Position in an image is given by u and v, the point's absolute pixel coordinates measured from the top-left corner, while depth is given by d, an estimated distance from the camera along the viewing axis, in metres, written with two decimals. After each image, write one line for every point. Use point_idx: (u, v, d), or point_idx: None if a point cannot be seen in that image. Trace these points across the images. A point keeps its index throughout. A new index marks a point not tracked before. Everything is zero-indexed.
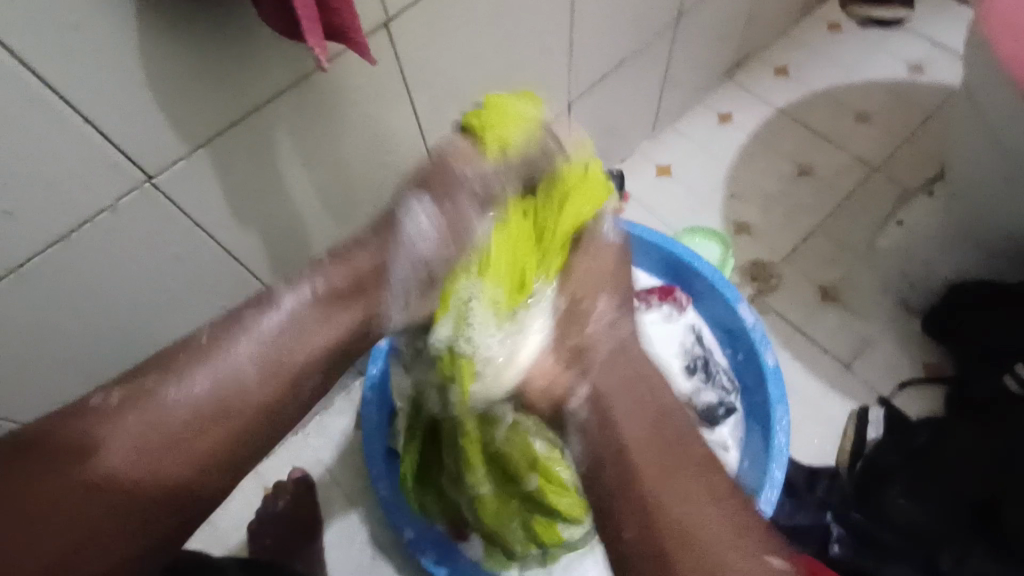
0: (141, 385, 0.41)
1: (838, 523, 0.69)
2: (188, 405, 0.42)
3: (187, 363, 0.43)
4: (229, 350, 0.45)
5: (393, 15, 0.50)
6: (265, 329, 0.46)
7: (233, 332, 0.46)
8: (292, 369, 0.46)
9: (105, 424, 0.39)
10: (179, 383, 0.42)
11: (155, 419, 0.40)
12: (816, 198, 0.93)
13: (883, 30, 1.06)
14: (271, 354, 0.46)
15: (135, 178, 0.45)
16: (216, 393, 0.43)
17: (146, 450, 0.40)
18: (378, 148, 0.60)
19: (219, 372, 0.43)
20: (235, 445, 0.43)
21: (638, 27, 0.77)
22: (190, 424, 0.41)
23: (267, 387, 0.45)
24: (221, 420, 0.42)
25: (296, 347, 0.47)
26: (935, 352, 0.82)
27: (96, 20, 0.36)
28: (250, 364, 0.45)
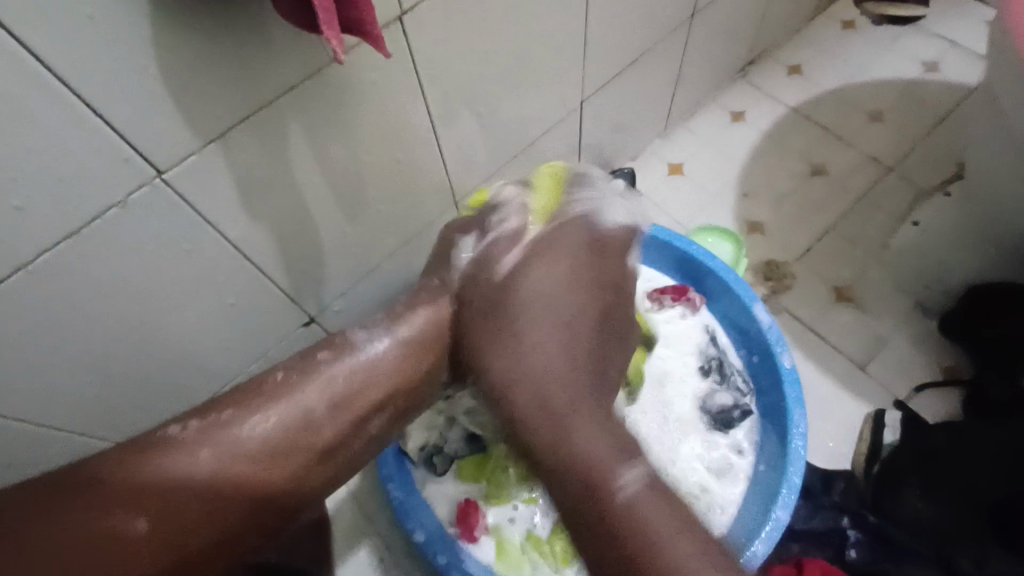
0: (215, 420, 0.45)
1: (855, 527, 0.68)
2: (264, 438, 0.45)
3: (264, 399, 0.47)
4: (303, 390, 0.48)
5: (408, 8, 0.49)
6: (337, 370, 0.50)
7: (307, 372, 0.49)
8: (355, 408, 0.49)
9: (189, 452, 0.43)
10: (256, 417, 0.46)
11: (226, 451, 0.44)
12: (830, 198, 0.92)
13: (897, 29, 1.05)
14: (343, 392, 0.49)
15: (146, 173, 0.44)
16: (286, 429, 0.46)
17: (226, 478, 0.43)
18: (390, 144, 0.59)
19: (291, 410, 0.47)
20: (296, 478, 0.47)
21: (651, 24, 0.75)
22: (262, 461, 0.45)
23: (334, 425, 0.48)
24: (291, 453, 0.46)
25: (361, 386, 0.50)
26: (952, 354, 0.81)
27: (108, 11, 0.35)
28: (320, 402, 0.48)
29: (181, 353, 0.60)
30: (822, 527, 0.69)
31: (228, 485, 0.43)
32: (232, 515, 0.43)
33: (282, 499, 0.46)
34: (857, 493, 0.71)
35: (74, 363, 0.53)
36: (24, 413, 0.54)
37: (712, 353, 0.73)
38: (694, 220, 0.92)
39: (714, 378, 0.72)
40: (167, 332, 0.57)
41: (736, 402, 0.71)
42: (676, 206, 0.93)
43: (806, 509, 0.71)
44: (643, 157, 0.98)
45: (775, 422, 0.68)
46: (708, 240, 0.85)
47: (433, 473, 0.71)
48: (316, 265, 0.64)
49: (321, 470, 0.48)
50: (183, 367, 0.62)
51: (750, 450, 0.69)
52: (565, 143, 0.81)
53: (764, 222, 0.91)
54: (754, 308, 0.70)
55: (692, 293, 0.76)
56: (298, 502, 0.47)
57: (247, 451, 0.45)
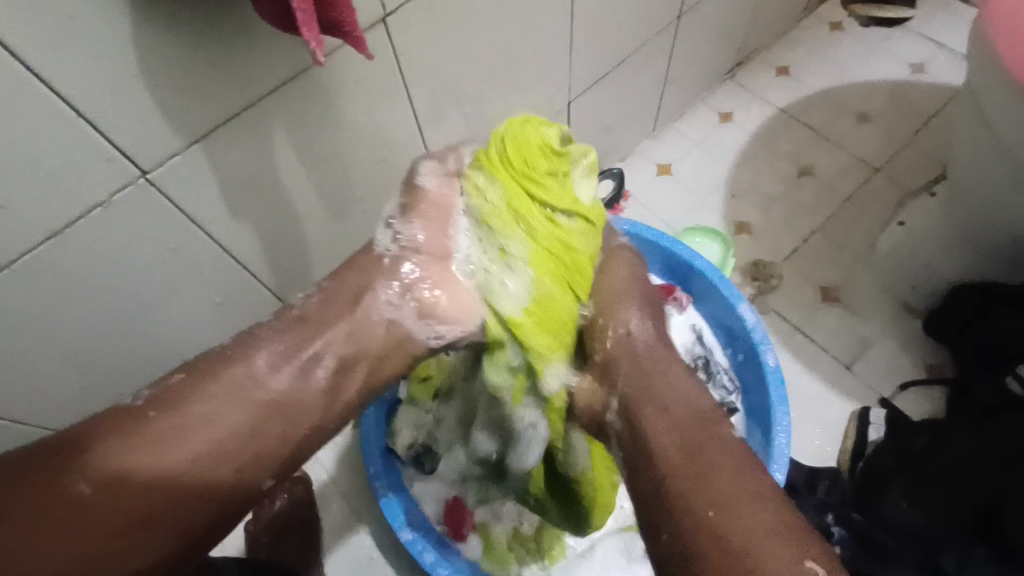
0: (163, 384, 0.45)
1: (839, 524, 0.69)
2: (213, 402, 0.45)
3: (210, 367, 0.46)
4: (248, 349, 0.48)
5: (391, 10, 0.50)
6: (281, 336, 0.49)
7: (255, 341, 0.48)
8: (304, 363, 0.49)
9: (136, 421, 0.42)
10: (203, 384, 0.45)
11: (172, 411, 0.43)
12: (817, 198, 0.93)
13: (885, 30, 1.05)
14: (290, 348, 0.49)
15: (130, 173, 0.45)
16: (237, 394, 0.46)
17: (179, 440, 0.43)
18: (376, 144, 0.60)
19: (241, 375, 0.46)
20: (250, 436, 0.45)
21: (638, 25, 0.76)
22: (211, 423, 0.44)
23: (281, 379, 0.48)
24: (242, 414, 0.45)
25: (309, 342, 0.49)
26: (936, 353, 0.82)
27: (90, 13, 0.36)
28: (265, 359, 0.48)
29: (168, 351, 0.61)
30: (807, 525, 0.69)
31: (175, 445, 0.42)
32: (184, 475, 0.42)
33: (238, 459, 0.44)
34: (842, 491, 0.72)
35: (61, 361, 0.53)
36: (9, 410, 0.55)
37: (698, 352, 0.75)
38: (682, 220, 0.92)
39: (700, 376, 0.73)
40: (153, 330, 0.58)
41: (721, 400, 0.71)
42: (664, 206, 0.94)
43: (792, 507, 0.71)
44: (632, 158, 0.98)
45: (760, 419, 0.68)
46: (696, 240, 0.86)
47: (421, 472, 0.72)
48: (303, 265, 0.65)
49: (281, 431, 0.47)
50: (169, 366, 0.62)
51: None
52: None
53: (751, 222, 0.92)
54: (739, 307, 0.71)
55: (680, 293, 0.77)
56: (264, 456, 0.46)
57: (196, 407, 0.44)
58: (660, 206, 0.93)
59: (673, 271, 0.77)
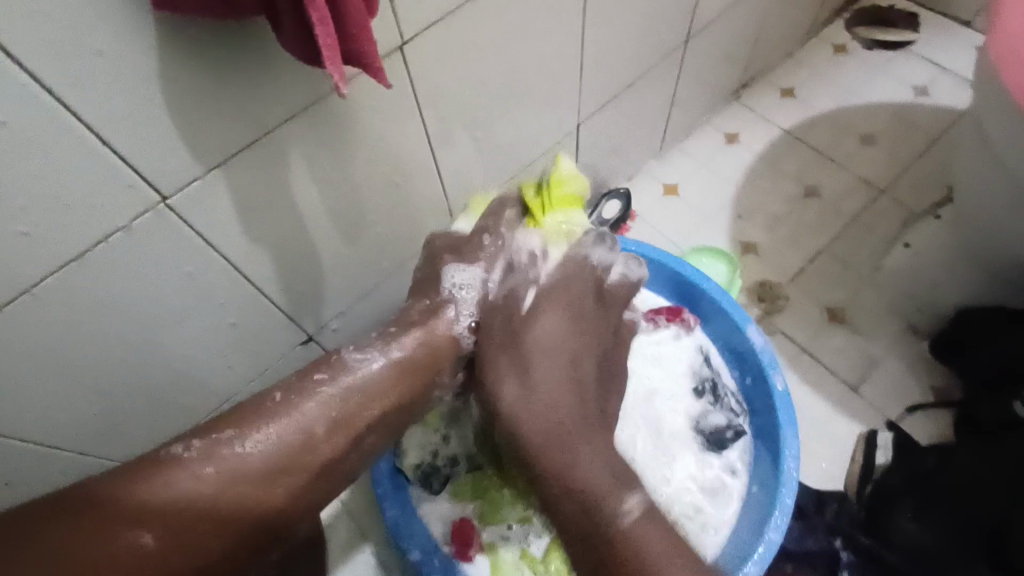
0: (219, 439, 0.46)
1: (847, 548, 0.68)
2: (262, 455, 0.46)
3: (261, 419, 0.47)
4: (302, 410, 0.48)
5: (409, 39, 0.51)
6: (337, 389, 0.50)
7: (306, 392, 0.49)
8: (353, 430, 0.50)
9: (188, 475, 0.44)
10: (253, 437, 0.47)
11: (226, 468, 0.45)
12: (823, 219, 0.94)
13: (888, 52, 1.07)
14: (341, 412, 0.50)
15: (150, 200, 0.45)
16: (282, 450, 0.47)
17: (228, 494, 0.45)
18: (390, 167, 0.60)
19: (289, 429, 0.48)
20: (292, 495, 0.47)
21: (646, 49, 0.77)
22: (259, 480, 0.46)
23: (330, 444, 0.49)
24: (288, 472, 0.47)
25: (360, 410, 0.50)
26: (943, 376, 0.82)
27: (120, 46, 0.37)
28: (319, 423, 0.49)
29: (179, 373, 0.61)
30: (816, 548, 0.69)
31: (227, 499, 0.44)
32: (228, 533, 0.44)
33: (282, 512, 0.47)
34: (850, 515, 0.71)
35: (75, 384, 0.53)
36: (23, 433, 0.54)
37: (706, 374, 0.73)
38: (689, 240, 0.93)
39: (707, 399, 0.72)
40: (167, 352, 0.58)
41: (729, 422, 0.71)
42: (670, 226, 0.95)
43: (800, 529, 0.71)
44: (638, 177, 0.99)
45: (768, 443, 0.69)
46: (702, 260, 0.86)
47: (429, 492, 0.71)
48: (315, 286, 0.65)
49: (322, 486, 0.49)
50: (181, 387, 0.63)
51: (743, 471, 0.70)
52: None
53: (757, 243, 0.92)
54: (747, 329, 0.72)
55: (687, 314, 0.76)
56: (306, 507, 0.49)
57: (245, 460, 0.46)
58: (666, 226, 0.94)
59: (680, 292, 0.77)
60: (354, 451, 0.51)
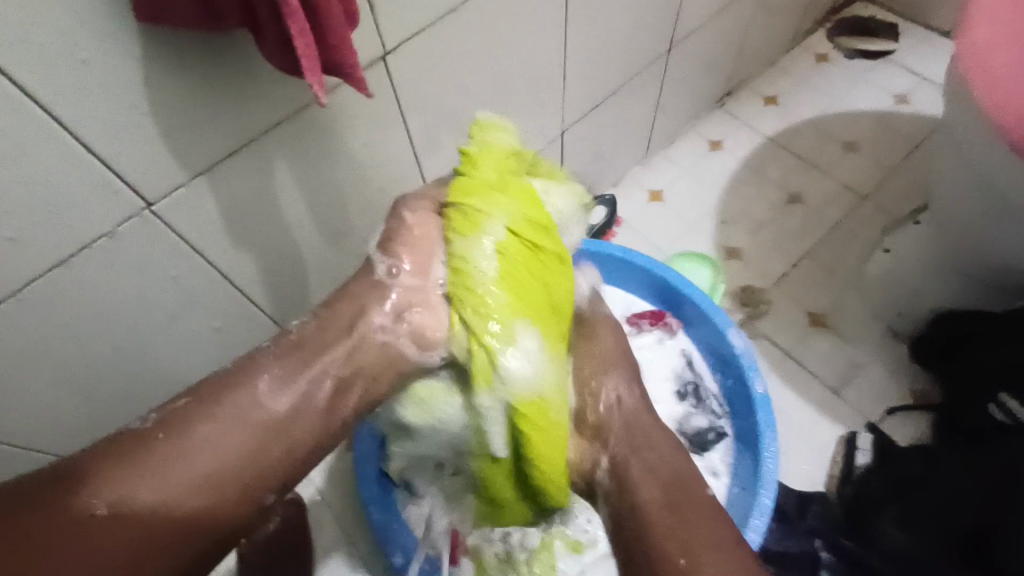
0: (170, 409, 0.45)
1: (827, 548, 0.70)
2: (219, 428, 0.45)
3: (217, 393, 0.46)
4: (252, 375, 0.48)
5: (391, 49, 0.52)
6: (293, 363, 0.49)
7: (264, 366, 0.48)
8: (310, 388, 0.49)
9: (142, 448, 0.43)
10: (210, 411, 0.45)
11: (179, 436, 0.44)
12: (805, 224, 0.95)
13: (869, 62, 1.09)
14: (291, 374, 0.48)
15: (136, 205, 0.46)
16: (240, 421, 0.45)
17: (184, 469, 0.43)
18: (376, 174, 0.61)
19: (245, 402, 0.46)
20: (256, 460, 0.45)
21: (629, 59, 0.79)
22: (218, 454, 0.44)
23: (284, 403, 0.47)
24: (246, 446, 0.45)
25: (313, 369, 0.49)
26: (922, 379, 0.83)
27: (106, 57, 0.38)
28: (268, 385, 0.47)
29: (165, 376, 0.62)
30: (795, 550, 0.71)
31: (181, 465, 0.43)
32: (189, 500, 0.42)
33: (246, 479, 0.45)
34: (830, 516, 0.73)
35: (61, 386, 0.54)
36: (9, 436, 0.55)
37: (688, 378, 0.76)
38: (674, 245, 0.94)
39: (690, 402, 0.75)
40: (154, 356, 0.58)
41: (711, 425, 0.73)
42: (656, 231, 0.96)
43: (781, 533, 0.73)
44: (624, 184, 1.01)
45: (751, 446, 0.69)
46: (687, 265, 0.88)
47: (413, 495, 0.72)
48: (301, 291, 0.66)
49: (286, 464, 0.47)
50: (169, 390, 0.63)
51: (725, 473, 0.71)
52: None
53: (741, 248, 0.94)
54: (730, 333, 0.72)
55: (669, 317, 0.79)
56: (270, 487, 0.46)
57: (201, 433, 0.44)
58: (651, 231, 0.96)
59: (662, 296, 0.78)
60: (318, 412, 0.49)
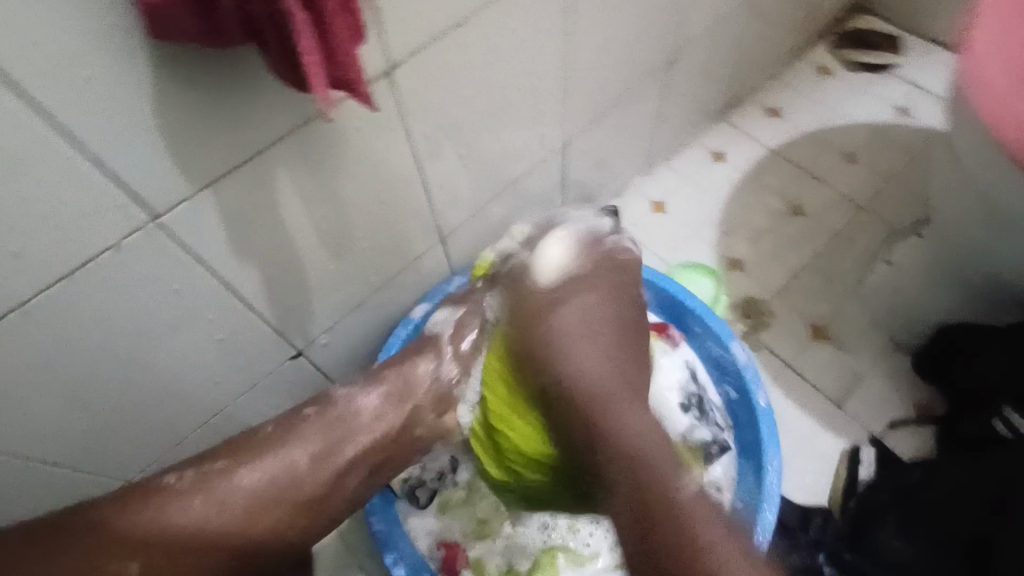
0: (216, 469, 0.54)
1: (831, 563, 0.70)
2: (248, 488, 0.54)
3: (251, 455, 0.56)
4: (286, 447, 0.57)
5: (395, 62, 0.52)
6: (315, 431, 0.58)
7: (290, 431, 0.58)
8: (333, 466, 0.58)
9: (182, 502, 0.52)
10: (244, 470, 0.55)
11: (222, 495, 0.53)
12: (806, 236, 0.95)
13: (870, 73, 1.09)
14: (317, 451, 0.58)
15: (141, 219, 0.46)
16: (269, 480, 0.55)
17: (216, 520, 0.53)
18: (379, 185, 0.62)
19: (273, 464, 0.56)
20: (279, 522, 0.55)
21: (630, 73, 0.79)
22: (247, 509, 0.54)
23: (312, 472, 0.57)
24: (272, 503, 0.55)
25: (337, 443, 0.59)
26: (925, 391, 0.83)
27: (114, 73, 0.38)
28: (305, 457, 0.57)
29: (167, 388, 0.61)
30: (800, 564, 0.71)
31: (224, 520, 0.53)
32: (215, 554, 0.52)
33: (271, 529, 0.55)
34: (835, 530, 0.73)
35: (62, 399, 0.54)
36: (11, 450, 0.55)
37: (693, 390, 0.74)
38: (675, 256, 0.95)
39: (694, 414, 0.72)
40: (156, 368, 0.58)
41: (715, 437, 0.71)
42: (657, 242, 0.96)
43: (783, 545, 0.73)
44: (626, 195, 1.01)
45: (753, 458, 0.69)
46: (689, 277, 0.90)
47: (416, 506, 0.72)
48: (304, 301, 0.66)
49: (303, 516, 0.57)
50: (171, 403, 0.63)
51: (727, 488, 0.70)
52: (548, 183, 0.84)
53: (743, 259, 0.94)
54: (732, 346, 0.73)
55: (673, 329, 0.78)
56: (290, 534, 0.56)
57: (230, 490, 0.54)
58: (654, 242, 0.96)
59: (666, 308, 0.79)
60: (339, 483, 0.59)
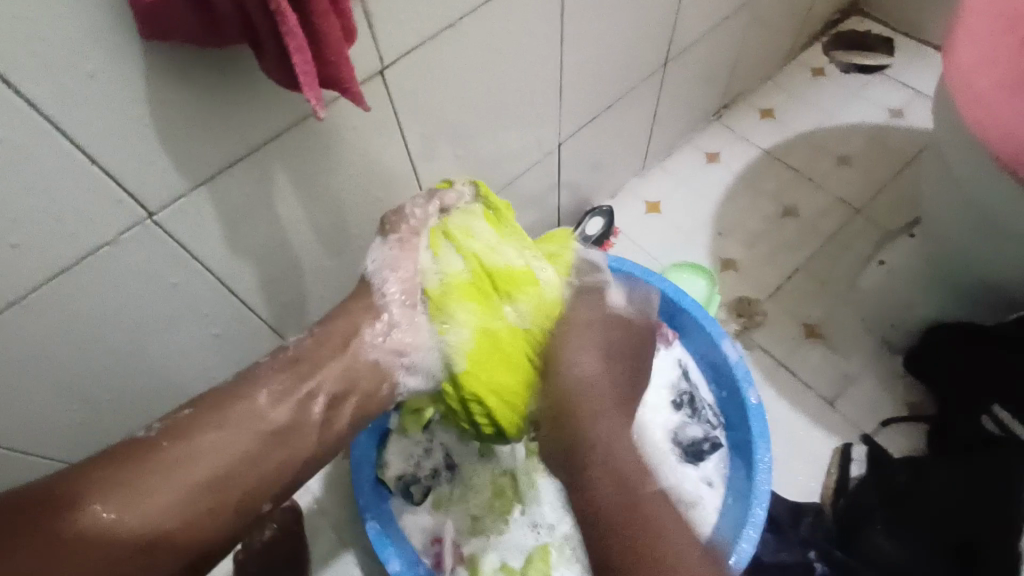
0: (176, 418, 0.49)
1: (821, 560, 0.69)
2: (211, 440, 0.48)
3: (215, 403, 0.50)
4: (247, 389, 0.51)
5: (388, 63, 0.53)
6: (280, 378, 0.52)
7: (253, 381, 0.52)
8: (302, 402, 0.52)
9: (142, 456, 0.46)
10: (208, 421, 0.49)
11: (184, 442, 0.48)
12: (800, 236, 0.96)
13: (865, 76, 1.10)
14: (284, 398, 0.52)
15: (137, 215, 0.48)
16: (235, 431, 0.49)
17: (177, 480, 0.46)
18: (374, 185, 0.63)
19: (240, 414, 0.50)
20: (254, 465, 0.49)
21: (624, 74, 0.80)
22: (212, 464, 0.48)
23: (279, 411, 0.51)
24: (240, 457, 0.49)
25: (302, 381, 0.53)
26: (917, 391, 0.83)
27: (111, 71, 0.39)
28: (266, 395, 0.51)
29: (163, 382, 0.62)
30: (789, 561, 0.70)
31: (190, 468, 0.47)
32: (186, 504, 0.46)
33: (243, 485, 0.49)
34: (825, 529, 0.73)
35: (60, 390, 0.55)
36: (8, 439, 0.56)
37: (684, 388, 0.76)
38: (670, 257, 0.95)
39: (686, 412, 0.75)
40: (153, 362, 0.59)
41: (706, 435, 0.73)
42: (652, 242, 0.97)
43: (774, 543, 0.72)
44: (622, 195, 1.02)
45: (744, 455, 0.70)
46: (682, 276, 0.89)
47: (409, 503, 0.73)
48: (299, 298, 0.67)
49: (280, 469, 0.51)
50: (166, 396, 0.64)
51: (720, 483, 0.72)
52: (542, 183, 0.85)
53: (737, 259, 0.95)
54: (723, 344, 0.73)
55: (667, 329, 0.78)
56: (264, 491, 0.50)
57: (192, 444, 0.48)
58: (648, 242, 0.97)
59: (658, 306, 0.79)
60: (305, 421, 0.52)
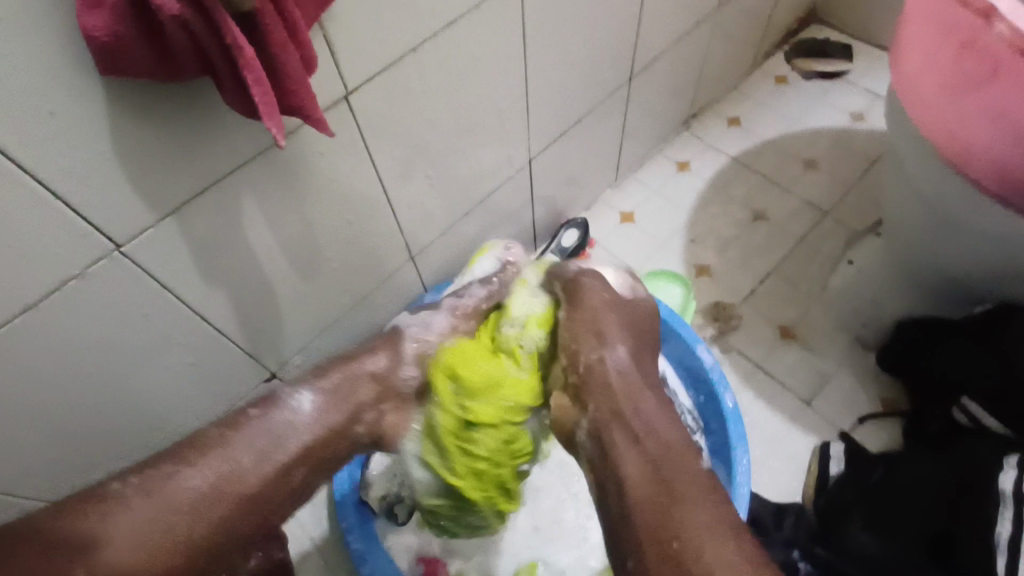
0: (151, 472, 0.47)
1: (804, 559, 0.72)
2: (192, 491, 0.47)
3: (201, 455, 0.49)
4: (235, 441, 0.50)
5: (353, 88, 0.54)
6: (264, 439, 0.52)
7: (238, 434, 0.51)
8: (282, 463, 0.51)
9: (118, 508, 0.44)
10: (190, 471, 0.47)
11: (160, 496, 0.46)
12: (771, 239, 0.98)
13: (826, 82, 1.13)
14: (261, 453, 0.51)
15: (104, 247, 0.48)
16: (217, 482, 0.48)
17: (150, 535, 0.44)
18: (345, 207, 0.63)
19: (223, 466, 0.49)
20: (231, 522, 0.48)
21: (590, 89, 0.82)
22: (190, 515, 0.46)
23: (258, 471, 0.50)
24: (216, 509, 0.47)
25: (280, 437, 0.52)
26: (890, 387, 0.85)
27: (72, 107, 0.39)
28: (249, 451, 0.50)
29: (138, 412, 0.62)
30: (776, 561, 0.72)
31: (159, 521, 0.45)
32: (151, 562, 0.44)
33: (215, 543, 0.47)
34: (807, 525, 0.74)
35: (31, 425, 0.54)
36: None
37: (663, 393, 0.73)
38: (645, 266, 0.97)
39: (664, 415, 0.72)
40: (127, 393, 0.59)
41: None
42: (628, 252, 0.99)
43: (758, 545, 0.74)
44: (596, 207, 1.04)
45: (723, 459, 0.71)
46: (659, 284, 0.90)
47: (394, 523, 0.73)
48: (273, 322, 0.67)
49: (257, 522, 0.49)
50: (142, 427, 0.64)
51: None
52: (516, 198, 0.86)
53: (711, 265, 0.96)
54: (699, 349, 0.74)
55: None
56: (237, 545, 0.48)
57: (177, 494, 0.46)
58: (624, 252, 0.99)
59: None
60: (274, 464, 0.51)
